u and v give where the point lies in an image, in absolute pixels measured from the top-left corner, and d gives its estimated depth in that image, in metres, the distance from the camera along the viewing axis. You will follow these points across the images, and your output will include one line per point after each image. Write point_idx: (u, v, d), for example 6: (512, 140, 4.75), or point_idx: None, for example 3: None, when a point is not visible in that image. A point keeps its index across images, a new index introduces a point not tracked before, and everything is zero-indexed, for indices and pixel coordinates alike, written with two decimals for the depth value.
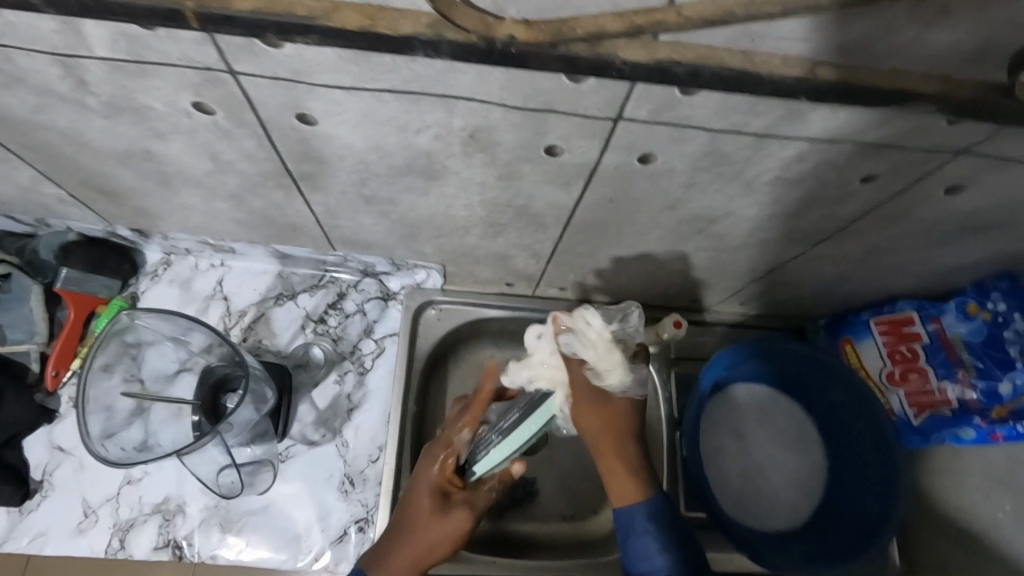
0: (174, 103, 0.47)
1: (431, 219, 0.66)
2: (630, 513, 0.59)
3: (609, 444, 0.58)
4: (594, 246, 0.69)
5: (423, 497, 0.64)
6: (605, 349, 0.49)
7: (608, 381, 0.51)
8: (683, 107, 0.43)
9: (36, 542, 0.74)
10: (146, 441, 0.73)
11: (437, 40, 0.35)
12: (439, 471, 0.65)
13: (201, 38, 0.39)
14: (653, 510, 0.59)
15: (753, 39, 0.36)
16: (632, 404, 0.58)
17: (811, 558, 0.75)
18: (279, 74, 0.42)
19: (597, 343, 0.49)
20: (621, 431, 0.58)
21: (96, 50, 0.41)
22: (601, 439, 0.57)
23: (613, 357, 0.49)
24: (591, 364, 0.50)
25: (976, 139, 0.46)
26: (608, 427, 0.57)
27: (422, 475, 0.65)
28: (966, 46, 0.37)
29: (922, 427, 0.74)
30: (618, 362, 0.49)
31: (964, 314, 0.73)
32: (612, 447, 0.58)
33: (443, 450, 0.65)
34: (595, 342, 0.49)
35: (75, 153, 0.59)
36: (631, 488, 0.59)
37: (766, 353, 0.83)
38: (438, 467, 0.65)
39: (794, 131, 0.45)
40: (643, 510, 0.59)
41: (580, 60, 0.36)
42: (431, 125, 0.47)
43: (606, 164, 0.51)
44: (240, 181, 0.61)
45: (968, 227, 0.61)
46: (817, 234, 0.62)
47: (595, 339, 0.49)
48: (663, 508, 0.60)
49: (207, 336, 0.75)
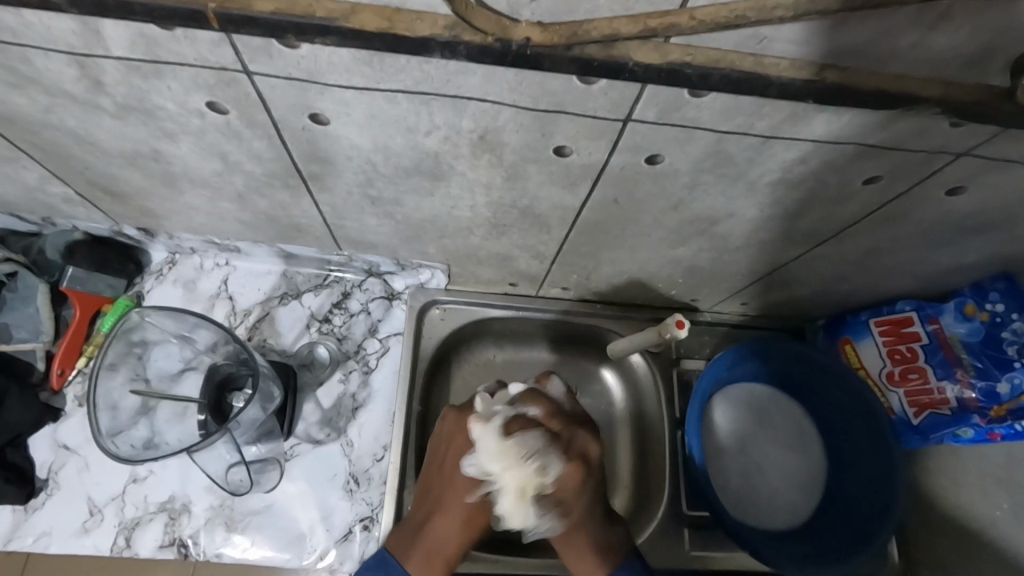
0: (187, 103, 0.48)
1: (436, 220, 0.66)
2: None
3: (566, 544, 0.67)
4: (598, 247, 0.70)
5: (464, 481, 0.67)
6: (506, 458, 0.63)
7: (505, 522, 0.65)
8: (690, 108, 0.43)
9: (41, 542, 0.74)
10: (153, 439, 0.73)
11: (454, 41, 0.36)
12: None
13: (218, 39, 0.39)
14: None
15: (761, 42, 0.37)
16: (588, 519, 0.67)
17: (812, 557, 0.76)
18: (294, 75, 0.43)
19: (489, 464, 0.64)
20: (575, 529, 0.67)
21: (112, 50, 0.42)
22: (557, 540, 0.68)
23: (526, 482, 0.62)
24: (491, 487, 0.64)
25: (976, 141, 0.47)
26: (567, 531, 0.67)
27: (472, 448, 0.67)
28: (968, 48, 0.38)
29: (922, 426, 0.76)
30: (511, 508, 0.63)
31: (961, 315, 0.73)
32: (570, 544, 0.67)
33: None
34: (489, 462, 0.64)
35: (84, 153, 0.59)
36: (611, 558, 0.67)
37: (767, 354, 0.83)
38: None
39: (798, 133, 0.46)
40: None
41: (594, 62, 0.37)
42: (440, 126, 0.47)
43: (612, 165, 0.52)
44: (247, 181, 0.61)
45: (966, 228, 0.62)
46: (818, 234, 0.63)
47: (489, 452, 0.64)
48: (641, 573, 0.67)
49: (213, 334, 0.76)
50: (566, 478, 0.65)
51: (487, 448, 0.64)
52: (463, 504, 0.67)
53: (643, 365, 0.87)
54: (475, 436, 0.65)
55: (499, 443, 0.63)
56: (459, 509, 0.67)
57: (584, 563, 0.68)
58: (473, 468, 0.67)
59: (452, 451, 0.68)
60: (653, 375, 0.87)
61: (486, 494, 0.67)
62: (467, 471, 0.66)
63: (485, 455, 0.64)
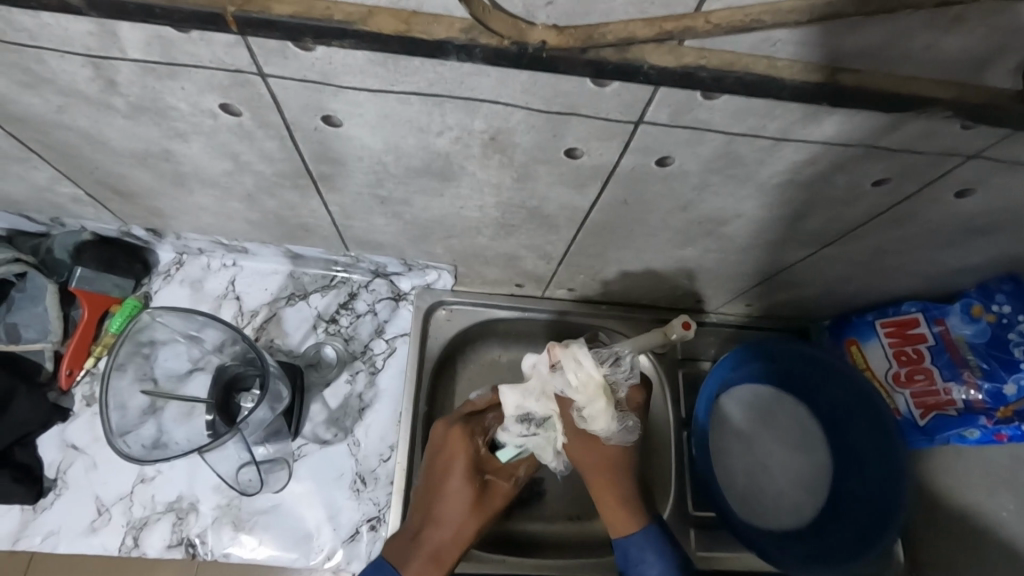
0: (200, 104, 0.48)
1: (444, 220, 0.66)
2: (627, 545, 0.64)
3: (608, 485, 0.66)
4: (605, 247, 0.70)
5: (456, 489, 0.67)
6: (590, 390, 0.60)
7: (589, 426, 0.62)
8: (701, 110, 0.44)
9: (50, 541, 0.74)
10: (161, 438, 0.73)
11: (470, 44, 0.36)
12: (476, 453, 0.69)
13: (234, 41, 0.40)
14: (650, 540, 0.64)
15: (774, 45, 0.37)
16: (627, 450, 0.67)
17: (816, 557, 0.76)
18: (308, 76, 0.43)
19: (582, 381, 0.60)
20: (615, 463, 0.66)
21: (128, 51, 0.42)
22: (597, 469, 0.66)
23: (596, 399, 0.60)
24: (576, 403, 0.62)
25: (986, 144, 0.47)
26: (609, 464, 0.66)
27: (456, 459, 0.68)
28: (981, 51, 0.38)
29: (928, 427, 0.76)
30: (600, 409, 0.61)
31: (968, 316, 0.73)
32: (609, 484, 0.66)
33: (476, 431, 0.70)
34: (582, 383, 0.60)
35: (96, 154, 0.59)
36: (631, 519, 0.65)
37: (770, 354, 0.84)
38: (474, 449, 0.69)
39: (808, 135, 0.46)
40: (641, 539, 0.64)
41: (608, 65, 0.37)
42: (452, 127, 0.48)
43: (622, 167, 0.52)
44: (257, 182, 0.61)
45: (974, 229, 0.62)
46: (826, 235, 0.64)
47: (584, 379, 0.60)
48: (658, 538, 0.64)
49: (220, 333, 0.75)
50: (629, 396, 0.68)
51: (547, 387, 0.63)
52: (457, 515, 0.66)
53: (649, 366, 0.87)
54: (546, 370, 0.62)
55: (555, 375, 0.62)
56: (453, 520, 0.66)
57: (615, 513, 0.65)
58: (461, 478, 0.67)
59: (439, 459, 0.69)
60: (658, 376, 0.87)
61: (477, 503, 0.67)
62: (552, 391, 0.63)
63: (544, 386, 0.63)
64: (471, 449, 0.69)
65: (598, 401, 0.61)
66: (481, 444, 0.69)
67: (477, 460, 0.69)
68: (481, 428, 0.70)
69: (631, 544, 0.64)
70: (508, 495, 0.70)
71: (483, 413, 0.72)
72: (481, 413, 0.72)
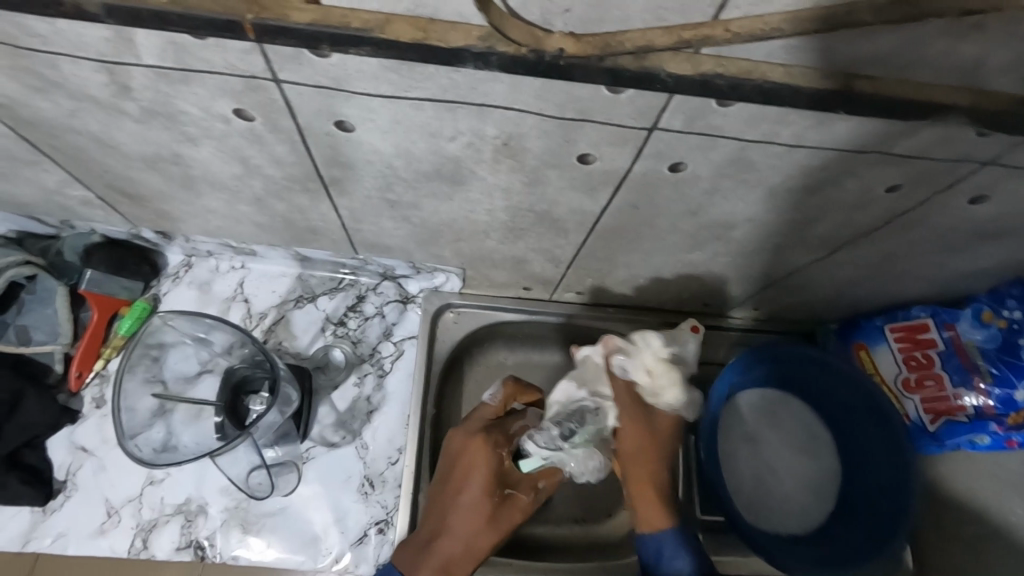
0: (213, 108, 0.48)
1: (454, 223, 0.66)
2: (657, 539, 0.59)
3: (646, 477, 0.61)
4: (615, 251, 0.70)
5: (471, 501, 0.65)
6: (657, 373, 0.62)
7: (658, 400, 0.62)
8: (715, 117, 0.43)
9: (60, 542, 0.75)
10: (170, 442, 0.73)
11: (486, 52, 0.36)
12: (498, 464, 0.66)
13: (248, 48, 0.40)
14: (681, 539, 0.59)
15: (791, 52, 0.37)
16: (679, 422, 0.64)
17: (825, 562, 0.76)
18: (321, 82, 0.43)
19: (647, 370, 0.62)
20: (658, 441, 0.62)
21: (142, 57, 0.42)
22: (633, 461, 0.62)
23: (667, 375, 0.62)
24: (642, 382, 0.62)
25: (1000, 151, 0.47)
26: (649, 445, 0.61)
27: (476, 469, 0.66)
28: (999, 60, 0.38)
29: (938, 433, 0.76)
30: (671, 381, 0.61)
31: (978, 321, 0.74)
32: (648, 477, 0.61)
33: (499, 441, 0.67)
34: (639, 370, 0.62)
35: (107, 157, 0.59)
36: (659, 515, 0.60)
37: (781, 358, 0.83)
38: (496, 460, 0.66)
39: (822, 141, 0.46)
40: (671, 540, 0.58)
41: (624, 72, 0.37)
42: (465, 132, 0.48)
43: (634, 171, 0.52)
44: (267, 185, 0.61)
45: (987, 235, 0.62)
46: (837, 240, 0.63)
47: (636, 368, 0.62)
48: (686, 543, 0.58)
49: (229, 335, 0.76)
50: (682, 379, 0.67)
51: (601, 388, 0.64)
52: (470, 527, 0.64)
53: None
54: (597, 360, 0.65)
55: (622, 356, 0.63)
56: (464, 532, 0.63)
57: (647, 502, 0.60)
58: (479, 490, 0.65)
59: (458, 470, 0.66)
60: None
61: (491, 519, 0.64)
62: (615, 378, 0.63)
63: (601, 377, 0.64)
64: (492, 461, 0.66)
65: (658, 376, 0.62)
66: (504, 456, 0.67)
67: (500, 472, 0.66)
68: (504, 439, 0.67)
69: (659, 544, 0.59)
70: (526, 510, 0.67)
71: (508, 422, 0.69)
72: (506, 420, 0.70)
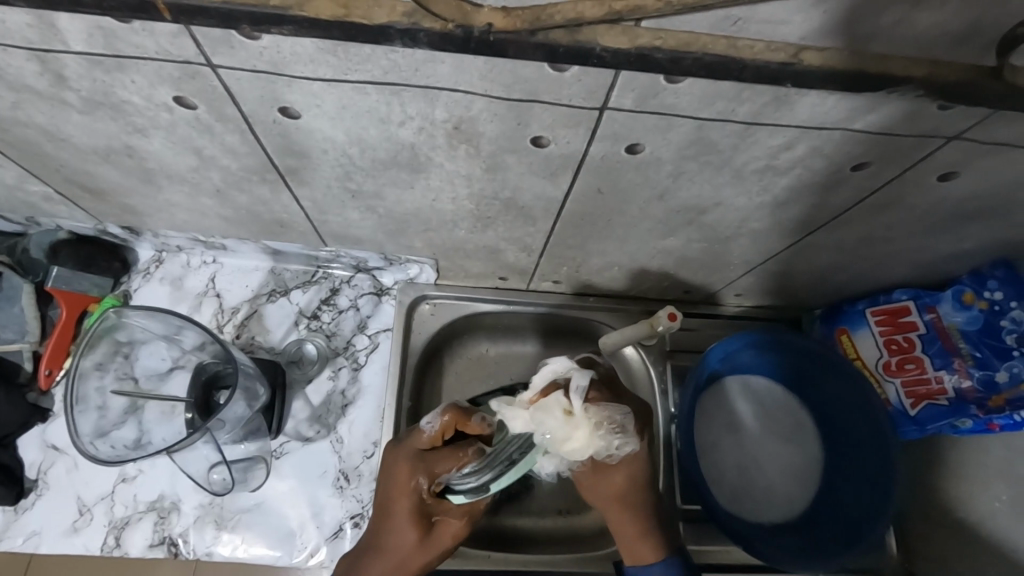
0: (153, 97, 0.47)
1: (420, 213, 0.65)
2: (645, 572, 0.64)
3: (622, 514, 0.63)
4: (584, 238, 0.69)
5: (401, 529, 0.62)
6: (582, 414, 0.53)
7: (567, 447, 0.53)
8: (667, 95, 0.42)
9: (31, 541, 0.74)
10: (142, 439, 0.73)
11: (413, 28, 0.35)
12: (419, 502, 0.62)
13: (176, 30, 0.38)
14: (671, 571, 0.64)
15: (735, 24, 0.36)
16: (643, 469, 0.63)
17: (806, 551, 0.74)
18: (258, 67, 0.41)
19: (569, 413, 0.53)
20: (629, 497, 0.63)
21: (71, 44, 0.41)
22: (613, 504, 0.63)
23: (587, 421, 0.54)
24: (558, 433, 0.52)
25: (968, 124, 0.45)
26: (623, 494, 0.63)
27: (398, 501, 0.62)
28: (957, 27, 0.36)
29: (919, 417, 0.74)
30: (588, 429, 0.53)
31: (959, 303, 0.72)
32: (626, 514, 0.64)
33: (422, 475, 0.62)
34: (555, 433, 0.52)
35: (59, 152, 0.58)
36: (650, 551, 0.64)
37: (764, 347, 0.81)
38: (415, 497, 0.62)
39: (780, 119, 0.45)
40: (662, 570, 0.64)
41: (559, 48, 0.36)
42: (414, 117, 0.46)
43: (593, 154, 0.50)
44: (225, 177, 0.60)
45: (963, 214, 0.60)
46: (810, 223, 0.62)
47: (557, 424, 0.52)
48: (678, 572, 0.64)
49: (199, 334, 0.74)
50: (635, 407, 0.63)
51: (568, 423, 0.53)
52: (403, 551, 0.62)
53: (636, 356, 0.87)
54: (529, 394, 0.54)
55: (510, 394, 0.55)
56: (398, 553, 0.62)
57: (631, 543, 0.65)
58: (406, 518, 0.62)
59: (385, 500, 0.64)
60: (647, 368, 0.86)
61: (422, 543, 0.63)
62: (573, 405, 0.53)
63: (554, 414, 0.52)
64: (410, 497, 0.62)
65: (564, 429, 0.52)
66: (425, 491, 0.62)
67: (421, 504, 0.62)
68: (429, 473, 0.62)
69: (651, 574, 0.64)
70: (457, 534, 0.64)
71: (437, 459, 0.62)
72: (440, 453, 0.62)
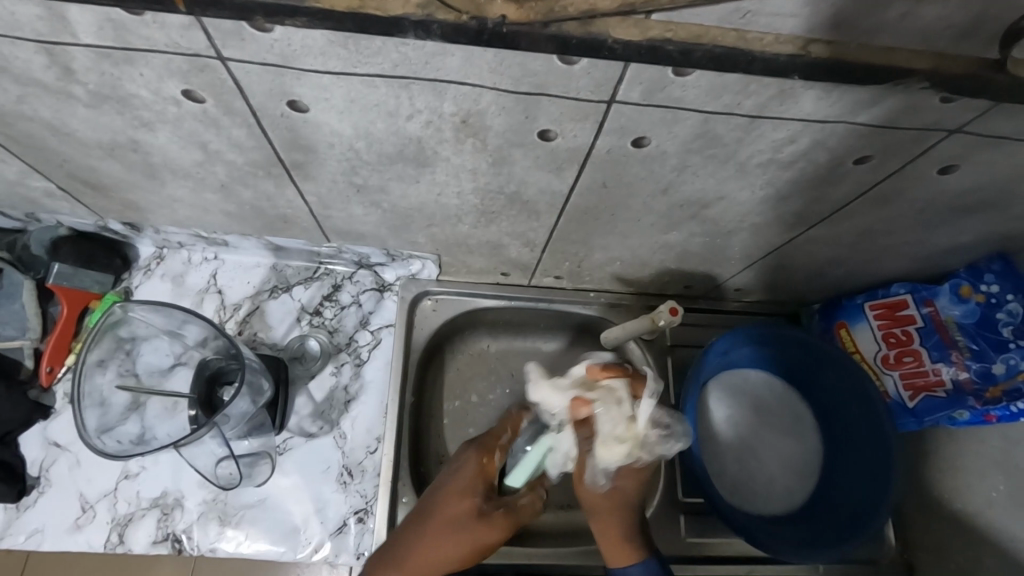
0: (161, 90, 0.47)
1: (424, 208, 0.65)
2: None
3: (611, 518, 0.64)
4: (587, 234, 0.69)
5: (456, 503, 0.63)
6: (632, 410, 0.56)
7: (621, 442, 0.56)
8: (675, 88, 0.42)
9: (34, 539, 0.74)
10: (144, 435, 0.73)
11: (427, 20, 0.36)
12: (484, 478, 0.64)
13: (187, 23, 0.38)
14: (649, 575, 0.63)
15: (745, 17, 0.36)
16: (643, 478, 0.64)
17: (808, 540, 0.74)
18: (267, 59, 0.42)
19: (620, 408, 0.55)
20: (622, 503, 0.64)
21: (81, 36, 0.41)
22: (605, 509, 0.64)
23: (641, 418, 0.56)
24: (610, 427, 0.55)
25: (969, 117, 0.46)
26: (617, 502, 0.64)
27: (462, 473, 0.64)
28: (962, 20, 0.37)
29: (917, 409, 0.75)
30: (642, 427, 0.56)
31: (957, 297, 0.72)
32: (617, 516, 0.64)
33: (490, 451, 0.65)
34: (612, 426, 0.55)
35: (63, 146, 0.58)
36: (633, 551, 0.64)
37: (762, 340, 0.82)
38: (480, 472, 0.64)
39: (785, 113, 0.45)
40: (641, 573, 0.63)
41: (571, 39, 0.36)
42: (421, 110, 0.46)
43: (599, 148, 0.51)
44: (230, 172, 0.60)
45: (963, 207, 0.61)
46: (811, 216, 0.62)
47: (610, 424, 0.55)
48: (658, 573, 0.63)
49: (202, 328, 0.74)
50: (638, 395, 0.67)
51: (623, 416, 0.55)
52: (453, 528, 0.62)
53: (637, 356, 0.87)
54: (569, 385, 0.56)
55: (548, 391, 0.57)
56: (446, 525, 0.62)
57: (614, 546, 0.64)
58: (465, 492, 0.63)
59: (449, 472, 0.65)
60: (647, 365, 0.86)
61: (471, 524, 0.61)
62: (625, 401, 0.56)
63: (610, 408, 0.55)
64: (476, 469, 0.64)
65: (610, 434, 0.56)
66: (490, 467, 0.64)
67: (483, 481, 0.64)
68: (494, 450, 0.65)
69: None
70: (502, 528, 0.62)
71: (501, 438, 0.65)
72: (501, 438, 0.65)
